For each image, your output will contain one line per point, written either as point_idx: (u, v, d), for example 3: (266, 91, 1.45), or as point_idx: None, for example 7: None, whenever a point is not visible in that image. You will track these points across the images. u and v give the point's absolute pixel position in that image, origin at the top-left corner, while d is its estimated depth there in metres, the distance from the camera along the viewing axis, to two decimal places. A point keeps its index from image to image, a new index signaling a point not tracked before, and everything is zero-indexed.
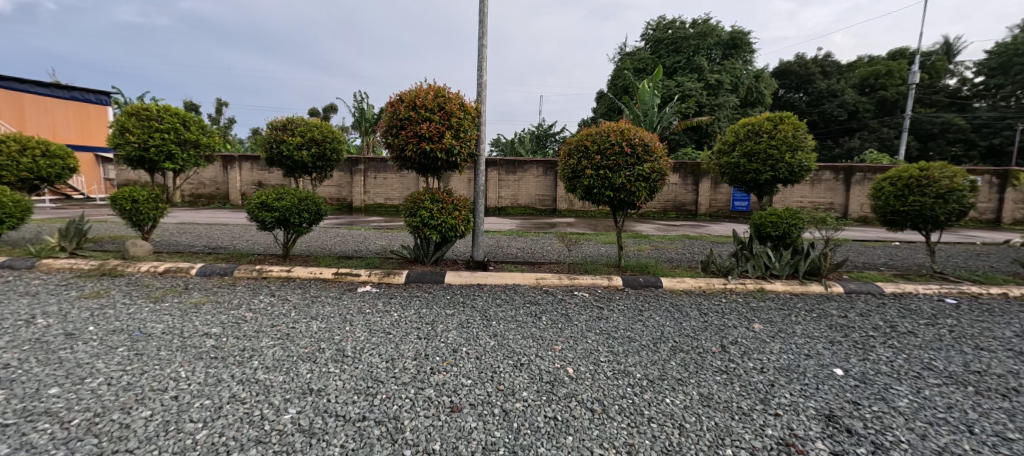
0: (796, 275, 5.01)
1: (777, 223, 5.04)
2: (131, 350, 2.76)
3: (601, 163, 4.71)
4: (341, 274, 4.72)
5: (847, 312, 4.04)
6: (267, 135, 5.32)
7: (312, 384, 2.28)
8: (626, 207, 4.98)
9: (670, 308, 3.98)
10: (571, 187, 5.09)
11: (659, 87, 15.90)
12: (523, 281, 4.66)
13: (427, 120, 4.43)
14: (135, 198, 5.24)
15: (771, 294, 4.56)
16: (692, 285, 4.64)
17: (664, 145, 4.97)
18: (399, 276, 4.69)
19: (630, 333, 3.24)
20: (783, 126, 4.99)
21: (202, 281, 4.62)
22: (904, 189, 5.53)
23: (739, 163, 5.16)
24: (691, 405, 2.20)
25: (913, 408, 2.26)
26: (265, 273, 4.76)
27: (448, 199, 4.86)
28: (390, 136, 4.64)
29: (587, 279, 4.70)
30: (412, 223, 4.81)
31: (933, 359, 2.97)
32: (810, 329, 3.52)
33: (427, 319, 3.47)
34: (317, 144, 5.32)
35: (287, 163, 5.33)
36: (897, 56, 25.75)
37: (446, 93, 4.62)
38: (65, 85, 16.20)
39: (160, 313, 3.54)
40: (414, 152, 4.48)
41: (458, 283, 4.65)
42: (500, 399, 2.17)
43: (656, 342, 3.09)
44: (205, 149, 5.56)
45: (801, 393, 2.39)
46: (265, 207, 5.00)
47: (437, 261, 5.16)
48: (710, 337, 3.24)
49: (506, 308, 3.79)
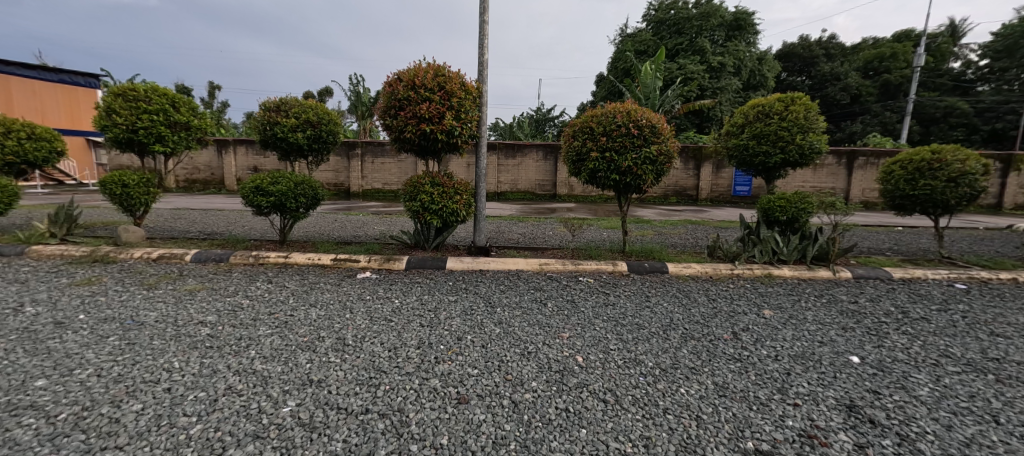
0: (804, 261, 4.93)
1: (786, 208, 4.91)
2: (122, 339, 2.66)
3: (606, 145, 4.57)
4: (340, 260, 4.63)
5: (857, 297, 3.97)
6: (258, 116, 5.08)
7: (312, 375, 2.18)
8: (632, 191, 4.85)
9: (677, 294, 3.90)
10: (575, 171, 4.96)
11: (661, 70, 15.59)
12: (526, 267, 4.56)
13: (427, 101, 4.25)
14: (126, 182, 5.08)
15: (778, 280, 4.48)
16: (699, 271, 4.56)
17: (671, 127, 4.82)
18: (400, 262, 4.59)
19: (639, 320, 3.16)
20: (795, 107, 4.86)
21: (198, 267, 4.50)
22: (915, 172, 5.40)
23: (748, 145, 5.01)
24: (707, 395, 2.12)
25: (935, 397, 2.19)
26: (262, 259, 4.65)
27: (449, 183, 4.72)
28: (387, 117, 4.47)
29: (591, 265, 4.60)
30: (412, 208, 4.67)
31: (949, 346, 2.90)
32: (821, 316, 3.44)
33: (430, 306, 3.38)
34: (312, 126, 5.14)
35: (282, 146, 5.15)
36: (903, 38, 25.36)
37: (446, 72, 4.44)
38: (53, 67, 15.77)
39: (153, 300, 3.44)
40: (413, 133, 4.31)
41: (460, 269, 4.56)
42: (508, 390, 2.08)
43: (665, 329, 3.00)
44: (197, 131, 5.36)
45: (819, 381, 2.30)
46: (260, 192, 4.84)
47: (438, 246, 5.03)
48: (721, 324, 3.16)
49: (510, 294, 3.71)
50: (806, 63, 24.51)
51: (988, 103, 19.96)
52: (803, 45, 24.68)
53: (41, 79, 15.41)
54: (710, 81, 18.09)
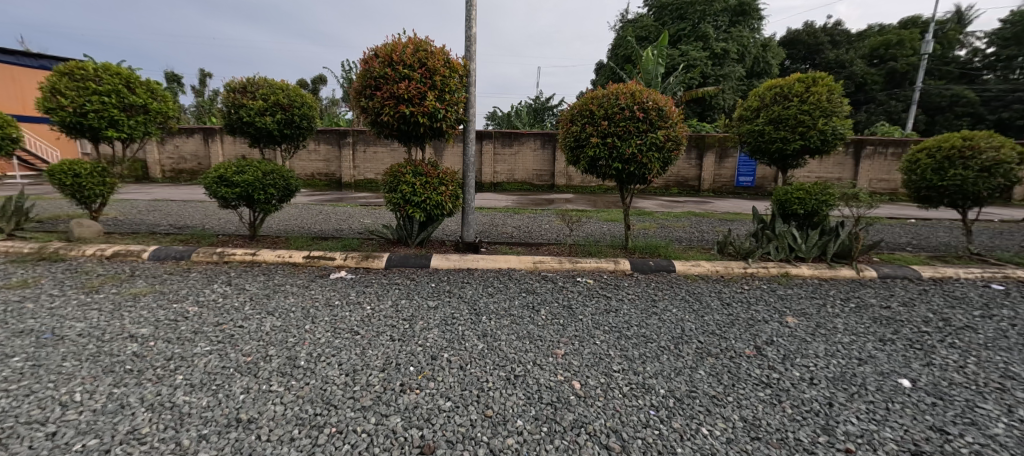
0: (823, 258, 4.50)
1: (805, 200, 4.45)
2: (28, 359, 2.20)
3: (608, 130, 4.10)
4: (313, 258, 4.20)
5: (887, 301, 3.55)
6: (222, 98, 4.58)
7: (241, 412, 1.74)
8: (636, 181, 4.39)
9: (687, 298, 3.46)
10: (573, 159, 4.49)
11: (664, 55, 15.01)
12: (519, 266, 4.12)
13: (406, 79, 3.77)
14: (77, 171, 4.59)
15: (797, 280, 4.05)
16: (709, 270, 4.13)
17: (679, 111, 4.34)
18: (379, 260, 4.16)
19: (645, 331, 2.72)
20: (817, 88, 4.40)
21: (153, 266, 4.05)
22: (944, 161, 4.96)
23: (764, 130, 4.55)
24: (736, 438, 1.69)
25: (1017, 437, 1.76)
26: (227, 257, 4.21)
27: (433, 172, 4.25)
28: (363, 98, 3.99)
29: (591, 263, 4.16)
30: (392, 201, 4.21)
31: (1009, 364, 2.48)
32: (853, 324, 3.02)
33: (406, 314, 2.94)
34: (283, 109, 4.64)
35: (249, 131, 4.66)
36: (909, 24, 24.71)
37: (429, 47, 3.95)
38: (33, 52, 15.15)
39: (87, 307, 2.98)
40: (391, 116, 3.83)
41: (445, 267, 4.12)
42: (487, 433, 1.65)
43: (677, 343, 2.56)
44: (156, 115, 4.85)
45: (870, 416, 1.88)
46: (224, 182, 4.38)
47: (422, 242, 4.58)
48: (740, 335, 2.73)
49: (499, 299, 3.27)
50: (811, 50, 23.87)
51: (994, 92, 19.49)
52: (808, 31, 24.01)
53: (20, 65, 14.70)
54: (712, 68, 17.56)
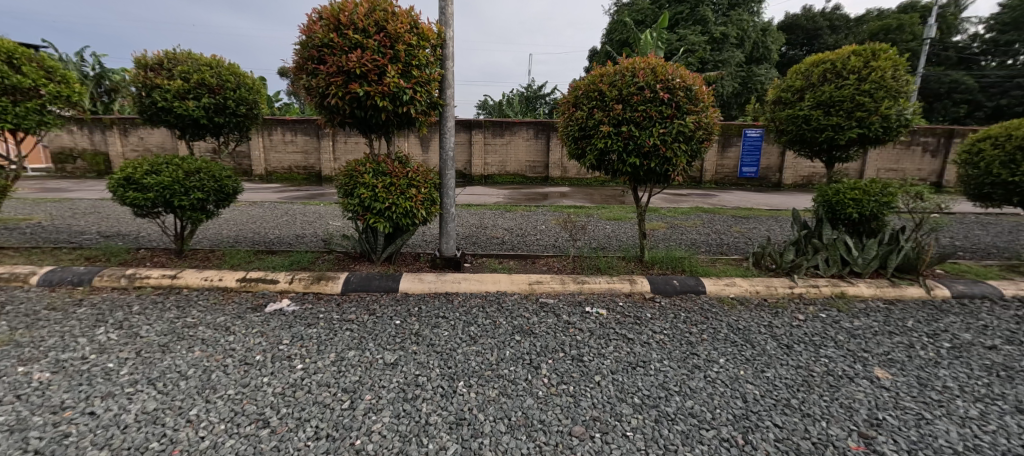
0: (881, 272, 3.68)
1: (863, 201, 3.61)
2: None
3: (622, 116, 3.23)
4: (249, 281, 3.29)
5: (988, 336, 2.74)
6: (131, 78, 3.61)
7: None
8: (656, 179, 3.52)
9: (733, 336, 2.62)
10: (577, 152, 3.61)
11: (662, 38, 14.01)
12: (511, 289, 3.26)
13: (359, 48, 2.85)
14: None
15: (857, 302, 3.24)
16: (748, 290, 3.30)
17: (711, 92, 3.47)
18: (334, 283, 3.27)
19: (694, 409, 1.87)
20: (878, 62, 3.54)
21: (38, 296, 3.12)
22: (1017, 152, 4.12)
23: (811, 116, 3.68)
24: None
25: None
26: (137, 281, 3.30)
27: (401, 171, 3.34)
28: (305, 75, 3.06)
29: (600, 284, 3.32)
30: (349, 207, 3.31)
31: None
32: (968, 382, 2.19)
33: (349, 379, 2.05)
34: (212, 92, 3.67)
35: (170, 120, 3.70)
36: (908, 9, 23.93)
37: (391, 7, 3.02)
38: None
39: None
40: (340, 98, 2.91)
41: (418, 292, 3.24)
42: None
43: (746, 433, 1.72)
44: (52, 100, 3.87)
45: None
46: (133, 185, 3.44)
47: (390, 257, 3.70)
48: (828, 410, 1.89)
49: (484, 347, 2.40)
50: (809, 35, 23.10)
51: (992, 78, 18.77)
52: (807, 16, 23.24)
53: None
54: (711, 53, 16.69)
